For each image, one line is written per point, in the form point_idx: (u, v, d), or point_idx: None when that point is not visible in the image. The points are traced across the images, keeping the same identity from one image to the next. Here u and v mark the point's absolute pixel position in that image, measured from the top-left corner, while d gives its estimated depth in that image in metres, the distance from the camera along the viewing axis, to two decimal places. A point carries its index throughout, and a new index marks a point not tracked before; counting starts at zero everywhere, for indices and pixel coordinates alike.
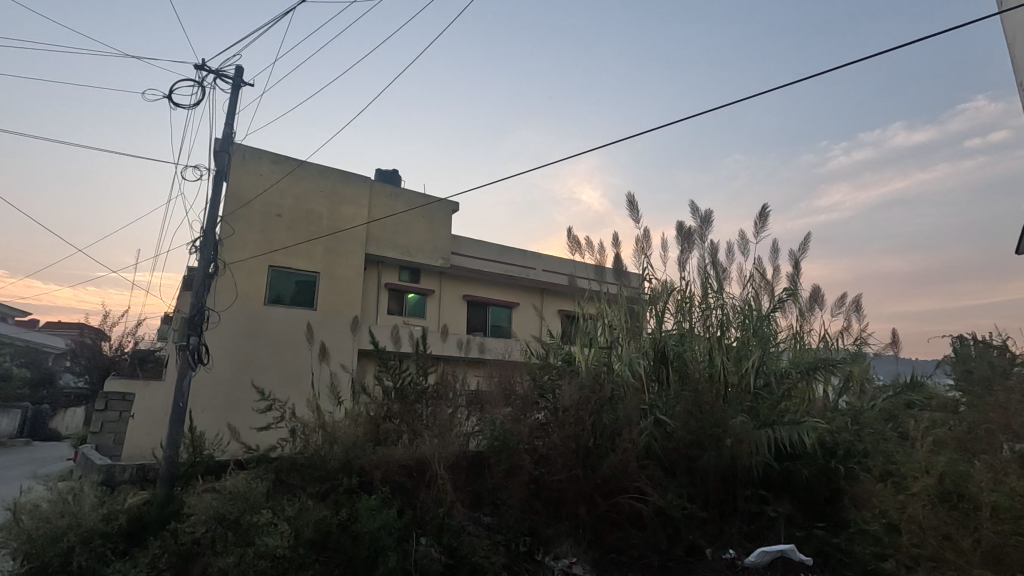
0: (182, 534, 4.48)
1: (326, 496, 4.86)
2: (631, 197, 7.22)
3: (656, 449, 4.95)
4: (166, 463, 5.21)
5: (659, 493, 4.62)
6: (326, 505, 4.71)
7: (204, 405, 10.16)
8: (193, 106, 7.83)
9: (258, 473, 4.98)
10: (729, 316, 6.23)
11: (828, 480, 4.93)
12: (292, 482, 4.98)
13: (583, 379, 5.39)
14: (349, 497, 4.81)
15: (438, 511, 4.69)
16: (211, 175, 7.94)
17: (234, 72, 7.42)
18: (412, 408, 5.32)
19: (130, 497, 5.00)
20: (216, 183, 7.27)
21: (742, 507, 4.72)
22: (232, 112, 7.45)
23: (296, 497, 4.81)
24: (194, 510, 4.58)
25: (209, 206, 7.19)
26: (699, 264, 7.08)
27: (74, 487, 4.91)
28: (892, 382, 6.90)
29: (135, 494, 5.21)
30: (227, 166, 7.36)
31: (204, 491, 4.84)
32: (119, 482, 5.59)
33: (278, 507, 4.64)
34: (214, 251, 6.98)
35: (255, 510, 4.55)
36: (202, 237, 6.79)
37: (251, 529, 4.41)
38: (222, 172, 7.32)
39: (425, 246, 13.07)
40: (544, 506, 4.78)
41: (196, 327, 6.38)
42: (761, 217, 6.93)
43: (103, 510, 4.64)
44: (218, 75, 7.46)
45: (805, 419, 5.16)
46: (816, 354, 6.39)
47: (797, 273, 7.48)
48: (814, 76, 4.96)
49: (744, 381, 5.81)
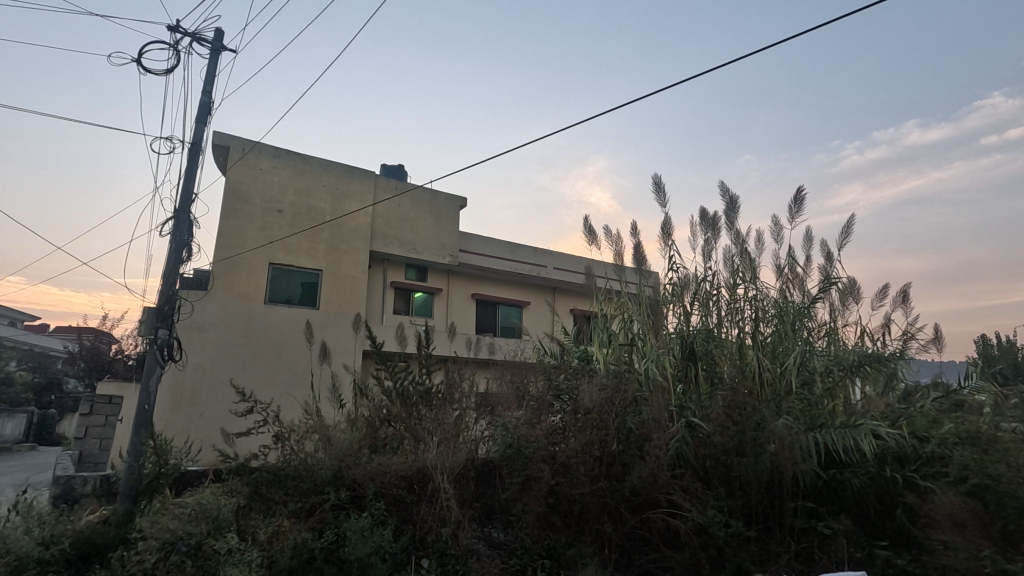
0: (131, 564, 3.88)
1: (310, 514, 4.36)
2: (657, 178, 6.64)
3: (688, 456, 4.41)
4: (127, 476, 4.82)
5: (698, 508, 4.05)
6: (309, 527, 4.21)
7: (195, 411, 9.69)
8: (169, 72, 7.56)
9: (233, 487, 4.48)
10: (762, 309, 5.67)
11: (880, 490, 4.36)
12: (272, 496, 4.46)
13: (603, 377, 4.86)
14: (338, 516, 4.35)
15: (441, 532, 4.15)
16: (187, 147, 7.57)
17: (213, 36, 7.22)
18: (415, 410, 4.82)
19: (85, 515, 4.55)
20: (193, 159, 6.91)
21: (792, 524, 4.11)
22: (211, 79, 7.21)
23: (275, 516, 4.30)
24: (148, 531, 4.09)
25: (184, 184, 6.79)
26: (726, 254, 6.51)
27: (17, 505, 4.42)
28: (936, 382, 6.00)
29: (92, 512, 4.75)
30: (204, 141, 7.05)
31: (166, 511, 4.29)
32: (80, 496, 5.14)
33: (248, 530, 4.10)
34: (189, 235, 6.69)
35: (221, 533, 4.02)
36: (175, 219, 6.49)
37: (214, 558, 3.84)
38: (198, 145, 6.99)
39: (433, 244, 12.58)
40: (563, 521, 4.26)
41: (165, 319, 5.98)
42: (797, 201, 6.29)
43: (46, 532, 4.17)
44: (195, 38, 7.27)
45: (860, 421, 4.60)
46: (857, 352, 5.76)
47: (831, 266, 6.86)
48: (847, 16, 4.46)
49: (784, 379, 5.20)
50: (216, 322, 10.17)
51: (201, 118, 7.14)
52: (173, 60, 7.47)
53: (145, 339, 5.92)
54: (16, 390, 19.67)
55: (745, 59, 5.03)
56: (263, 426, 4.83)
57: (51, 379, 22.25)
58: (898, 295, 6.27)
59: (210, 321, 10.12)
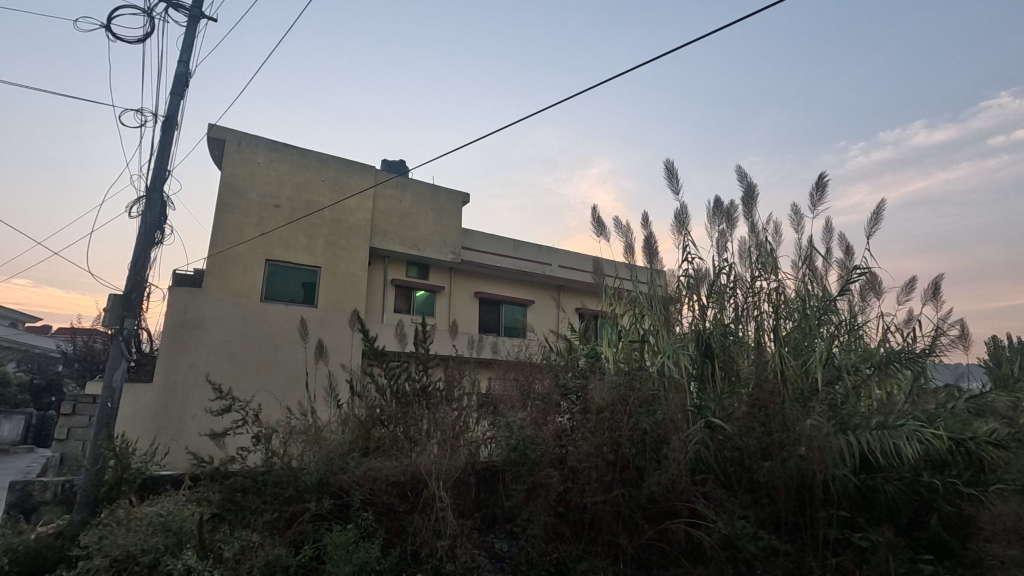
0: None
1: (289, 524, 4.03)
2: (670, 164, 6.29)
3: (707, 459, 4.05)
4: (86, 483, 4.69)
5: (723, 518, 3.68)
6: (282, 542, 3.87)
7: (181, 414, 9.33)
8: (143, 39, 7.39)
9: (203, 495, 4.17)
10: (782, 302, 5.32)
11: (916, 496, 4.00)
12: (247, 505, 4.13)
13: (614, 375, 4.52)
14: (319, 527, 4.02)
15: (436, 543, 3.80)
16: (160, 119, 7.34)
17: (191, 3, 7.15)
18: (409, 410, 4.48)
19: (36, 527, 4.44)
20: (167, 132, 6.69)
21: (826, 535, 3.74)
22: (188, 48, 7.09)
23: (249, 528, 3.96)
24: (98, 547, 3.86)
25: (157, 159, 6.55)
26: (741, 245, 6.15)
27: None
28: (956, 382, 5.59)
29: (44, 524, 4.66)
30: (177, 115, 6.82)
31: (128, 522, 4.02)
32: (38, 504, 4.94)
33: (219, 544, 3.78)
34: (161, 216, 6.45)
35: (181, 550, 3.72)
36: (147, 198, 6.26)
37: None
38: (172, 118, 6.78)
39: (434, 240, 12.27)
40: (573, 532, 3.90)
41: (131, 308, 5.77)
42: (818, 188, 5.91)
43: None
44: (172, 4, 7.16)
45: (899, 422, 4.23)
46: (884, 348, 5.37)
47: (850, 259, 6.48)
48: None
49: (808, 378, 4.83)
50: (209, 319, 9.85)
51: (177, 88, 6.97)
52: (147, 27, 7.31)
53: (111, 328, 5.71)
54: (12, 391, 19.38)
55: (753, 16, 4.46)
56: (242, 426, 4.49)
57: (51, 381, 21.94)
58: (928, 287, 5.86)
59: (202, 318, 9.81)
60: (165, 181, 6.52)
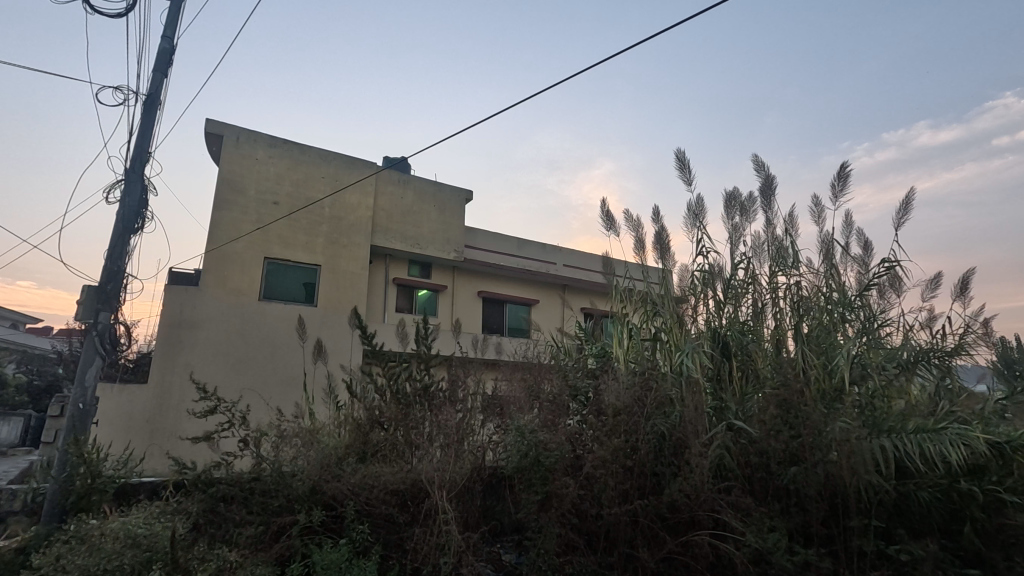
0: None
1: (276, 538, 3.75)
2: (682, 154, 6.02)
3: (729, 464, 3.79)
4: (56, 492, 4.45)
5: (752, 530, 3.40)
6: (268, 558, 3.62)
7: (173, 416, 9.09)
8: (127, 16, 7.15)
9: (186, 505, 3.91)
10: (803, 299, 5.04)
11: (955, 505, 3.70)
12: (229, 515, 3.86)
13: (626, 375, 4.26)
14: (309, 542, 3.75)
15: (437, 558, 3.53)
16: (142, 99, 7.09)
17: None
18: (409, 412, 4.23)
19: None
20: (149, 112, 6.44)
21: (861, 547, 3.47)
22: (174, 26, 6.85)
23: (231, 543, 3.70)
24: (60, 565, 3.58)
25: (138, 140, 6.30)
26: (760, 239, 5.86)
27: None
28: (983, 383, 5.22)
29: (11, 538, 4.42)
30: (161, 95, 6.58)
31: (100, 535, 3.76)
32: (7, 514, 4.76)
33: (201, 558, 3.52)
34: (141, 199, 6.21)
35: (156, 565, 3.46)
36: (126, 179, 6.04)
37: None
38: (154, 98, 6.54)
39: (437, 238, 12.03)
40: (587, 544, 3.63)
41: (105, 300, 5.62)
42: (840, 178, 5.63)
43: None
44: None
45: (940, 425, 3.94)
46: (912, 345, 5.06)
47: (869, 255, 6.15)
48: None
49: (834, 378, 4.53)
50: (206, 318, 9.61)
51: (160, 67, 6.73)
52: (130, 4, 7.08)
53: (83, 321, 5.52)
54: (10, 393, 19.13)
55: None
56: (228, 429, 4.22)
57: (52, 382, 21.74)
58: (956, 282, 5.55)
59: (199, 317, 9.57)
60: (146, 164, 6.26)
